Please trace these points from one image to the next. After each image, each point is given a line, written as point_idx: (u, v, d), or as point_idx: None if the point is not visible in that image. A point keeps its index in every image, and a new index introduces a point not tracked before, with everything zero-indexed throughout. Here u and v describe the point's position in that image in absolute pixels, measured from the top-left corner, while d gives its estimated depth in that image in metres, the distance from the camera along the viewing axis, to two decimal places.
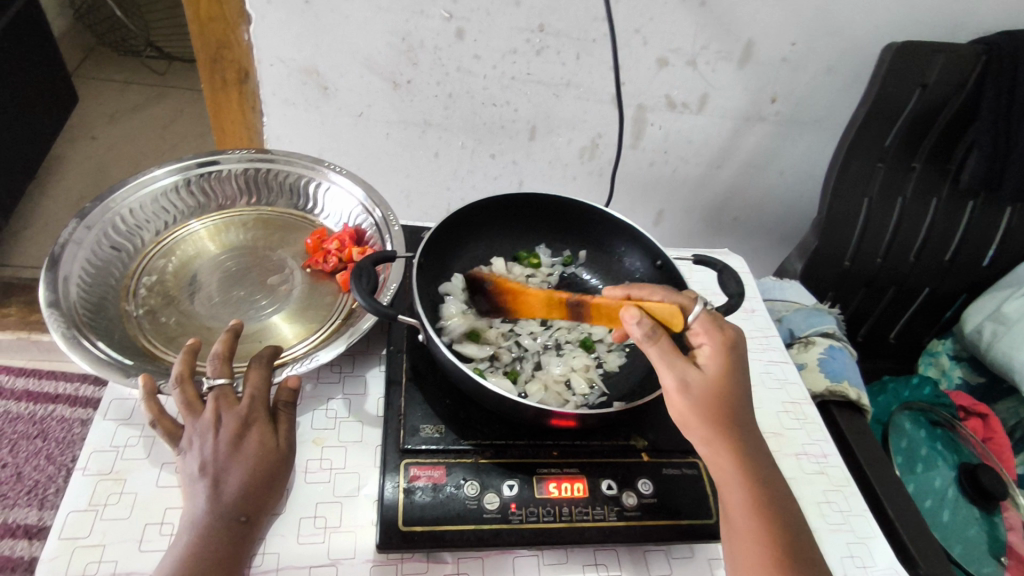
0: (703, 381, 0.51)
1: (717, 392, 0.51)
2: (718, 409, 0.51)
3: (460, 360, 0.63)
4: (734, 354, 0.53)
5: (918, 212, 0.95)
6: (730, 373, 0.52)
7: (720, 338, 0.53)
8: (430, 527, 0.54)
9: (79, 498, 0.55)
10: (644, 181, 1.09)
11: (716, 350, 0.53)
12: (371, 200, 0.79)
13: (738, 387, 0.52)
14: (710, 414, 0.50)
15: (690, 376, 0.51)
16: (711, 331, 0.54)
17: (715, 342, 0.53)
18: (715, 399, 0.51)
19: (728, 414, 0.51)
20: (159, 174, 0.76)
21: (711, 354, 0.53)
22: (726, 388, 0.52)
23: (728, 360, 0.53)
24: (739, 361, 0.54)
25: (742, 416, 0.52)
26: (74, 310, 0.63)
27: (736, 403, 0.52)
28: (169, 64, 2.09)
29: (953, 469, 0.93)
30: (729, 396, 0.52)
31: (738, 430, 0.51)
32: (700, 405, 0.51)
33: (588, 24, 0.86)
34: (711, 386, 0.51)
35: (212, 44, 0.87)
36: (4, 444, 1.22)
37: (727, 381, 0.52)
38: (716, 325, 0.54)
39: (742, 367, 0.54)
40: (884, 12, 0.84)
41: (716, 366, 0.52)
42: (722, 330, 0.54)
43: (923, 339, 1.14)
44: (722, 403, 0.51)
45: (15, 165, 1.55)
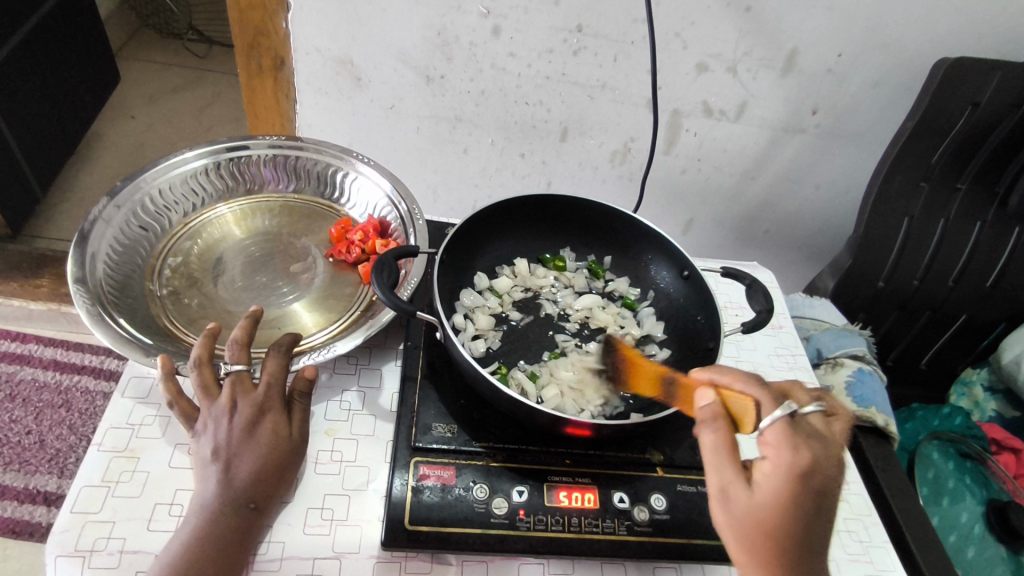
0: (748, 503, 0.44)
1: (763, 521, 0.44)
2: (757, 543, 0.44)
3: (475, 360, 0.63)
4: (805, 483, 0.44)
5: (961, 235, 0.92)
6: (789, 506, 0.44)
7: (789, 458, 0.44)
8: (436, 528, 0.53)
9: (93, 473, 0.56)
10: (675, 189, 1.07)
11: (778, 473, 0.44)
12: (398, 193, 0.78)
13: (799, 523, 0.44)
14: (749, 543, 0.44)
15: (734, 490, 0.45)
16: (783, 447, 0.44)
17: (782, 463, 0.44)
18: (760, 529, 0.44)
19: (770, 545, 0.44)
20: (188, 157, 0.76)
21: (769, 474, 0.44)
22: (777, 523, 0.44)
23: (790, 492, 0.44)
24: (809, 491, 0.44)
25: (793, 558, 0.44)
26: (100, 287, 0.64)
27: (792, 539, 0.44)
28: (209, 48, 2.12)
29: (981, 504, 0.90)
30: (783, 531, 0.44)
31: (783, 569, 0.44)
32: (738, 524, 0.45)
33: (627, 25, 0.84)
34: (754, 513, 0.44)
35: (249, 30, 0.88)
36: (29, 412, 1.25)
37: (784, 513, 0.44)
38: (796, 440, 0.44)
39: (816, 501, 0.44)
40: (939, 26, 0.81)
41: (771, 491, 0.44)
42: (797, 450, 0.44)
43: (956, 367, 1.09)
44: (767, 535, 0.44)
45: (54, 140, 1.59)
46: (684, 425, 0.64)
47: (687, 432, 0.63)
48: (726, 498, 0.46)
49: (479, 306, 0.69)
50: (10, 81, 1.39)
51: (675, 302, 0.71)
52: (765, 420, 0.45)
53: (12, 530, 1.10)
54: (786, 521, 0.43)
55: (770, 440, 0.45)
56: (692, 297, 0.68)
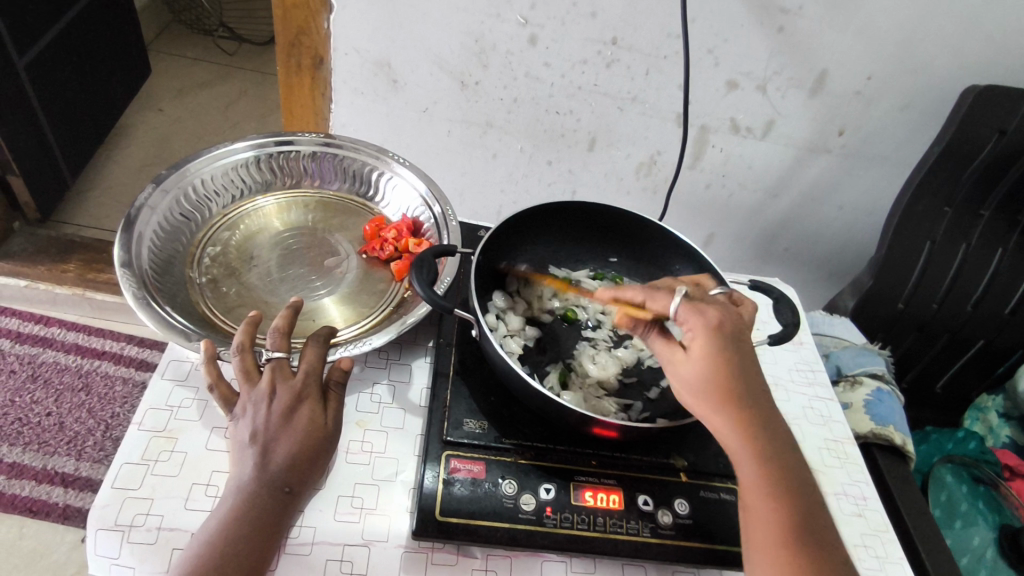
0: (688, 365, 0.50)
1: (706, 377, 0.50)
2: (709, 395, 0.50)
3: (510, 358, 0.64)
4: (721, 336, 0.50)
5: (982, 261, 0.93)
6: (714, 355, 0.49)
7: (702, 320, 0.50)
8: (465, 520, 0.55)
9: (134, 452, 0.57)
10: (698, 202, 1.09)
11: (700, 335, 0.50)
12: (432, 194, 0.80)
13: (732, 369, 0.50)
14: (699, 396, 0.50)
15: (676, 363, 0.51)
16: (694, 316, 0.50)
17: (697, 326, 0.50)
18: (705, 383, 0.50)
19: (721, 392, 0.49)
20: (235, 148, 0.78)
21: (695, 341, 0.50)
22: (716, 375, 0.49)
23: (712, 345, 0.50)
24: (727, 339, 0.50)
25: (743, 391, 0.50)
26: (144, 271, 0.66)
27: (734, 385, 0.50)
28: (238, 45, 2.16)
29: (993, 529, 0.91)
30: (723, 378, 0.49)
31: (742, 408, 0.50)
32: (690, 386, 0.51)
33: (660, 40, 0.86)
34: (694, 371, 0.50)
35: (292, 30, 0.90)
36: (50, 394, 1.27)
37: (712, 364, 0.49)
38: (697, 306, 0.51)
39: (736, 346, 0.50)
40: (969, 54, 0.82)
41: (700, 352, 0.50)
42: (704, 312, 0.51)
43: (971, 393, 1.10)
44: (714, 386, 0.49)
45: (86, 129, 1.62)
46: (708, 433, 0.65)
47: (711, 441, 0.64)
48: (675, 372, 0.52)
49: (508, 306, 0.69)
50: (47, 70, 1.42)
51: None
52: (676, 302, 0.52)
53: (30, 509, 1.11)
54: (720, 371, 0.49)
55: (682, 318, 0.51)
56: None
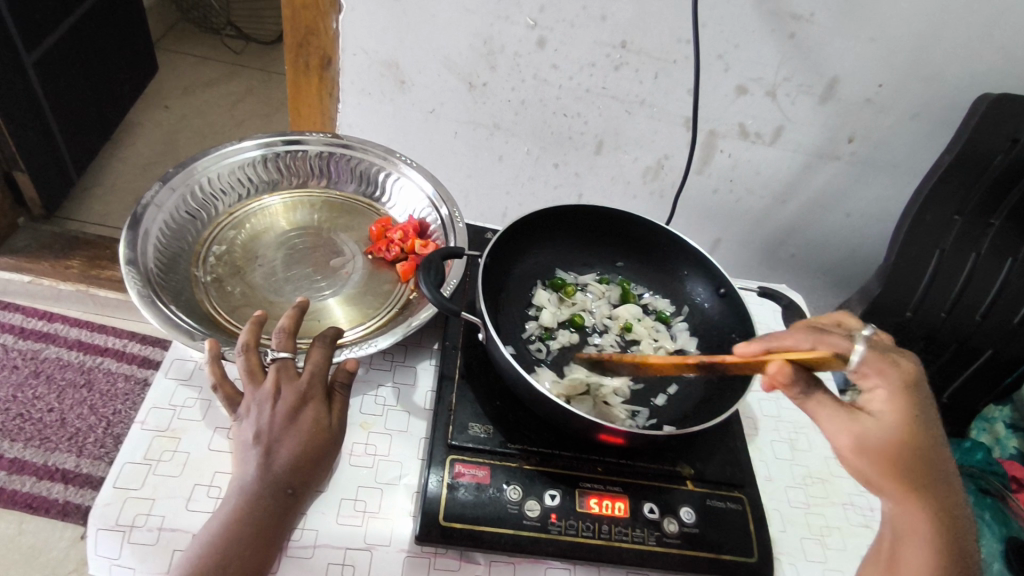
0: (882, 428, 0.47)
1: (902, 444, 0.47)
2: (905, 466, 0.48)
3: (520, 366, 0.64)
4: (914, 391, 0.48)
5: (991, 271, 0.92)
6: (910, 422, 0.47)
7: (896, 372, 0.48)
8: (469, 526, 0.54)
9: (136, 451, 0.57)
10: (705, 207, 1.08)
11: (894, 394, 0.47)
12: (439, 196, 0.79)
13: (927, 433, 0.48)
14: (900, 471, 0.48)
15: (868, 428, 0.47)
16: (881, 369, 0.48)
17: (890, 380, 0.47)
18: (908, 454, 0.47)
19: (905, 470, 0.48)
20: (243, 147, 0.78)
21: (886, 400, 0.48)
22: (915, 440, 0.47)
23: (908, 403, 0.47)
24: (920, 399, 0.48)
25: (935, 465, 0.49)
26: (149, 269, 0.66)
27: (930, 453, 0.48)
28: (245, 44, 2.17)
29: (1000, 542, 0.91)
30: (915, 450, 0.48)
31: (931, 485, 0.49)
32: (880, 458, 0.48)
33: (671, 45, 0.85)
34: (893, 438, 0.47)
35: (301, 29, 0.90)
36: (52, 389, 1.27)
37: (914, 427, 0.47)
38: (889, 358, 0.48)
39: (928, 409, 0.48)
40: (981, 63, 0.82)
41: (896, 416, 0.47)
42: (893, 364, 0.48)
43: (977, 404, 1.08)
44: (912, 455, 0.47)
45: (92, 125, 1.62)
46: (714, 441, 0.64)
47: (718, 449, 0.63)
48: (862, 438, 0.47)
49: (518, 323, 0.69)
50: (54, 66, 1.42)
51: (711, 320, 0.71)
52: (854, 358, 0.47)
53: (29, 505, 1.11)
54: (924, 435, 0.47)
55: (867, 373, 0.48)
56: (728, 315, 0.69)
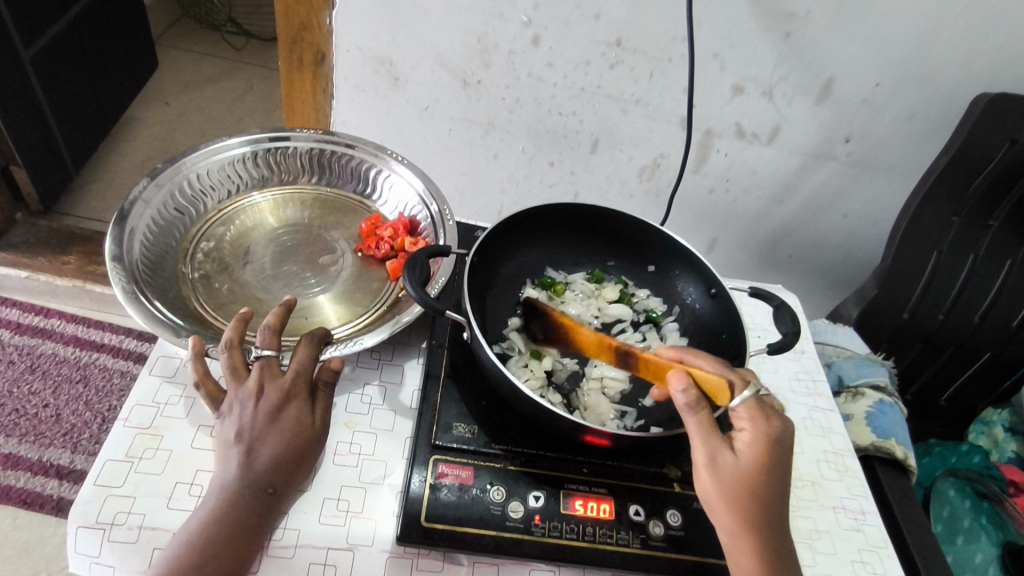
0: (732, 466, 0.50)
1: (747, 481, 0.50)
2: (746, 501, 0.50)
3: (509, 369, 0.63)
4: (777, 448, 0.51)
5: (990, 273, 0.91)
6: (764, 466, 0.50)
7: (765, 428, 0.51)
8: (451, 527, 0.54)
9: (117, 448, 0.56)
10: (702, 207, 1.07)
11: (757, 439, 0.51)
12: (430, 193, 0.78)
13: (775, 482, 0.51)
14: (737, 508, 0.50)
15: (723, 457, 0.50)
16: (756, 419, 0.51)
17: (760, 432, 0.51)
18: (746, 491, 0.50)
19: (747, 504, 0.50)
20: (231, 144, 0.77)
21: (750, 440, 0.51)
22: (760, 484, 0.50)
23: (767, 455, 0.51)
24: (781, 453, 0.51)
25: (772, 510, 0.51)
26: (135, 266, 0.65)
27: (767, 499, 0.50)
28: (246, 41, 2.16)
29: (996, 545, 0.90)
30: (760, 489, 0.50)
31: (762, 528, 0.50)
32: (727, 491, 0.50)
33: (666, 43, 0.84)
34: (741, 475, 0.50)
35: (294, 25, 0.89)
36: (48, 385, 1.27)
37: (762, 473, 0.50)
38: (763, 412, 0.52)
39: (784, 463, 0.52)
40: (981, 62, 0.81)
41: (752, 455, 0.50)
42: (769, 420, 0.52)
43: (977, 406, 1.07)
44: (751, 496, 0.50)
45: (91, 121, 1.62)
46: None
47: None
48: (713, 465, 0.50)
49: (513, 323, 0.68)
50: (52, 62, 1.42)
51: (701, 318, 0.71)
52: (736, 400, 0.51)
53: (24, 500, 1.11)
54: (765, 479, 0.50)
55: (744, 414, 0.52)
56: (718, 315, 0.68)
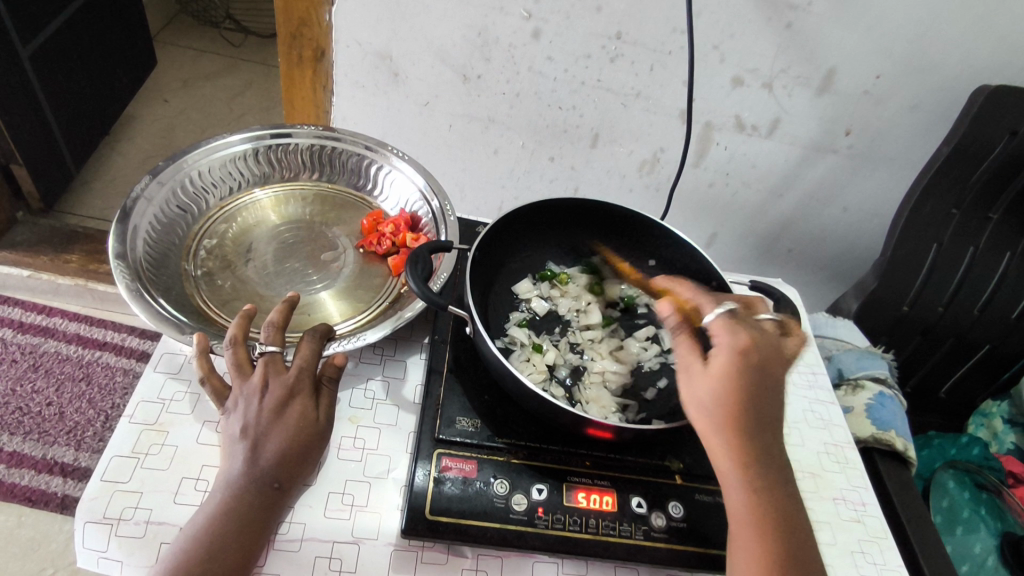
0: (705, 375, 0.51)
1: (720, 390, 0.50)
2: (721, 408, 0.50)
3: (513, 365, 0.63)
4: (749, 355, 0.51)
5: (989, 265, 0.91)
6: (734, 372, 0.50)
7: (730, 338, 0.52)
8: (455, 520, 0.54)
9: (123, 445, 0.57)
10: (702, 201, 1.08)
11: (727, 348, 0.52)
12: (431, 188, 0.79)
13: (749, 387, 0.50)
14: (711, 414, 0.50)
15: (695, 370, 0.52)
16: (725, 332, 0.53)
17: (725, 341, 0.52)
18: (719, 401, 0.50)
19: (723, 412, 0.50)
20: (232, 141, 0.78)
21: (720, 350, 0.52)
22: (733, 390, 0.50)
23: (738, 362, 0.51)
24: (753, 360, 0.51)
25: (752, 414, 0.51)
26: (139, 263, 0.66)
27: (745, 403, 0.50)
28: (244, 38, 2.16)
29: (995, 536, 0.91)
30: (734, 397, 0.50)
31: (741, 434, 0.50)
32: (701, 400, 0.51)
33: (666, 36, 0.84)
34: (713, 383, 0.51)
35: (293, 21, 0.89)
36: (51, 383, 1.27)
37: (734, 380, 0.50)
38: (734, 325, 0.53)
39: (761, 370, 0.51)
40: (981, 54, 0.81)
41: (721, 364, 0.51)
42: (737, 331, 0.53)
43: (976, 398, 1.08)
44: (725, 403, 0.50)
45: (91, 119, 1.62)
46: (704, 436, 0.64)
47: None
48: (688, 377, 0.52)
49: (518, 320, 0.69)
50: (51, 59, 1.42)
51: None
52: (710, 316, 0.55)
53: (28, 498, 1.11)
54: (739, 386, 0.50)
55: (715, 330, 0.54)
56: None
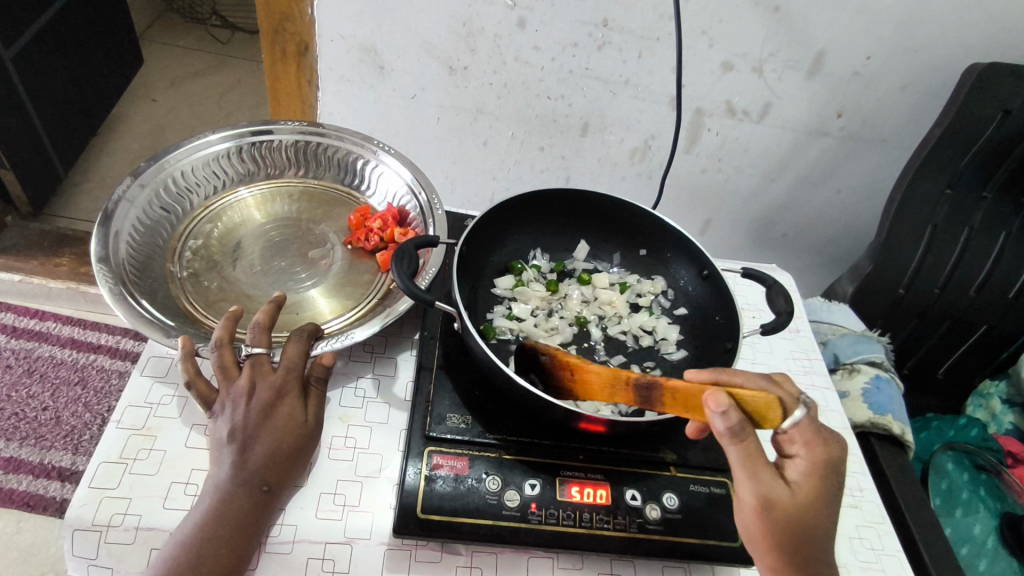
0: (786, 498, 0.48)
1: (796, 517, 0.48)
2: (790, 534, 0.48)
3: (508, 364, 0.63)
4: (831, 478, 0.49)
5: (985, 245, 0.90)
6: (817, 498, 0.49)
7: (820, 454, 0.49)
8: (448, 518, 0.54)
9: (111, 450, 0.56)
10: (695, 188, 1.07)
11: (813, 469, 0.49)
12: (418, 182, 0.78)
13: (823, 513, 0.49)
14: (782, 543, 0.48)
15: (776, 495, 0.48)
16: (814, 445, 0.49)
17: (813, 461, 0.49)
18: (791, 526, 0.48)
19: (792, 538, 0.48)
20: (213, 140, 0.76)
21: (805, 471, 0.49)
22: (809, 520, 0.48)
23: (820, 485, 0.49)
24: (834, 482, 0.50)
25: (817, 541, 0.49)
26: (122, 267, 0.65)
27: (814, 529, 0.49)
28: (231, 34, 2.13)
29: (994, 517, 0.90)
30: (807, 522, 0.48)
31: (804, 559, 0.49)
32: (775, 524, 0.48)
33: (653, 21, 0.83)
34: (791, 508, 0.48)
35: (275, 16, 0.87)
36: (46, 388, 1.27)
37: (815, 507, 0.49)
38: (821, 437, 0.50)
39: (834, 494, 0.50)
40: (973, 31, 0.80)
41: (807, 487, 0.49)
42: (825, 446, 0.50)
43: (974, 378, 1.07)
44: (796, 529, 0.48)
45: (77, 120, 1.60)
46: None
47: (700, 432, 0.63)
48: (766, 503, 0.48)
49: (509, 315, 0.68)
50: (34, 61, 1.40)
51: (692, 301, 0.71)
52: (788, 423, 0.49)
53: (26, 503, 1.11)
54: (815, 512, 0.48)
55: (799, 439, 0.50)
56: (710, 297, 0.68)
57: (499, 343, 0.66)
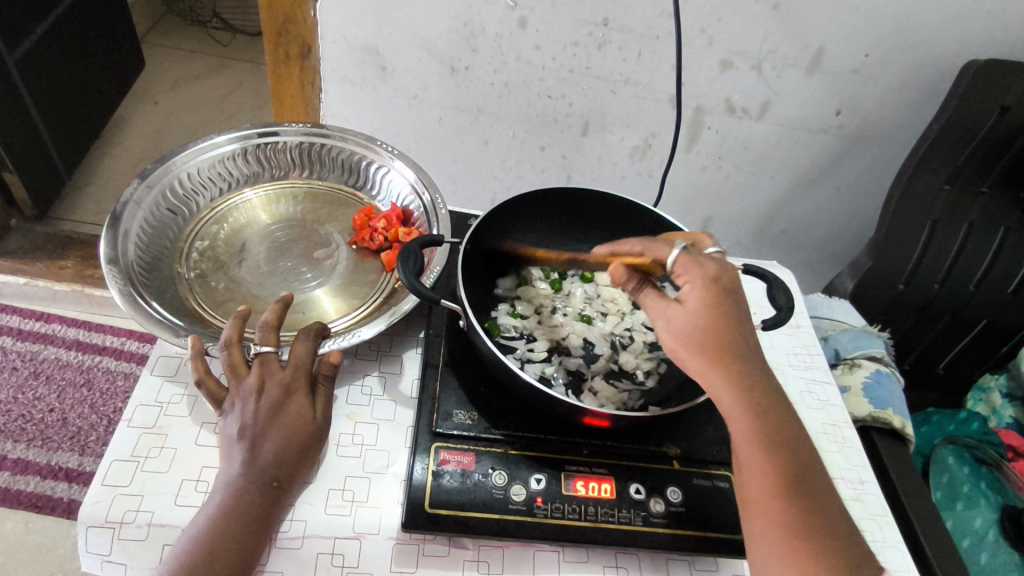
0: (683, 314, 0.50)
1: (702, 327, 0.49)
2: (706, 347, 0.49)
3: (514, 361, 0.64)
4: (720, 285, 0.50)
5: (984, 239, 0.91)
6: (714, 308, 0.49)
7: (700, 269, 0.51)
8: (454, 512, 0.54)
9: (122, 448, 0.57)
10: (695, 186, 1.07)
11: (698, 285, 0.50)
12: (421, 182, 0.78)
13: (730, 322, 0.49)
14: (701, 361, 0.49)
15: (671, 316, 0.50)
16: (692, 266, 0.51)
17: (695, 275, 0.51)
18: (704, 337, 0.49)
19: (716, 354, 0.49)
20: (219, 142, 0.77)
21: (693, 288, 0.50)
22: (714, 329, 0.49)
23: (711, 296, 0.50)
24: (725, 293, 0.50)
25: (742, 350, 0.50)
26: (131, 267, 0.65)
27: (733, 340, 0.50)
28: (232, 36, 2.14)
29: (996, 510, 0.91)
30: (722, 334, 0.49)
31: (742, 380, 0.49)
32: (687, 341, 0.50)
33: (653, 20, 0.84)
34: (695, 322, 0.49)
35: (278, 18, 0.88)
36: (52, 389, 1.28)
37: (713, 317, 0.49)
38: (694, 260, 0.52)
39: (735, 305, 0.50)
40: (970, 28, 0.80)
41: (697, 300, 0.50)
42: (702, 265, 0.51)
43: (974, 373, 1.08)
44: (709, 342, 0.49)
45: (80, 124, 1.61)
46: (701, 420, 0.64)
47: (703, 427, 0.64)
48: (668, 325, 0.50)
49: (513, 313, 0.69)
50: (38, 64, 1.41)
51: None
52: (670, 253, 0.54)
53: (35, 504, 1.12)
54: (720, 320, 0.49)
55: (681, 271, 0.51)
56: None
57: (505, 341, 0.67)
